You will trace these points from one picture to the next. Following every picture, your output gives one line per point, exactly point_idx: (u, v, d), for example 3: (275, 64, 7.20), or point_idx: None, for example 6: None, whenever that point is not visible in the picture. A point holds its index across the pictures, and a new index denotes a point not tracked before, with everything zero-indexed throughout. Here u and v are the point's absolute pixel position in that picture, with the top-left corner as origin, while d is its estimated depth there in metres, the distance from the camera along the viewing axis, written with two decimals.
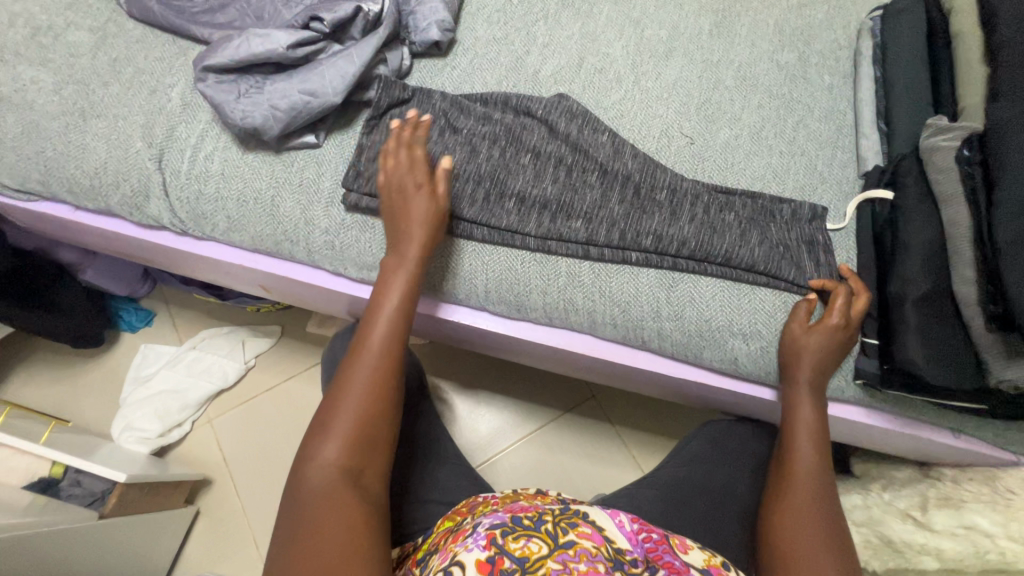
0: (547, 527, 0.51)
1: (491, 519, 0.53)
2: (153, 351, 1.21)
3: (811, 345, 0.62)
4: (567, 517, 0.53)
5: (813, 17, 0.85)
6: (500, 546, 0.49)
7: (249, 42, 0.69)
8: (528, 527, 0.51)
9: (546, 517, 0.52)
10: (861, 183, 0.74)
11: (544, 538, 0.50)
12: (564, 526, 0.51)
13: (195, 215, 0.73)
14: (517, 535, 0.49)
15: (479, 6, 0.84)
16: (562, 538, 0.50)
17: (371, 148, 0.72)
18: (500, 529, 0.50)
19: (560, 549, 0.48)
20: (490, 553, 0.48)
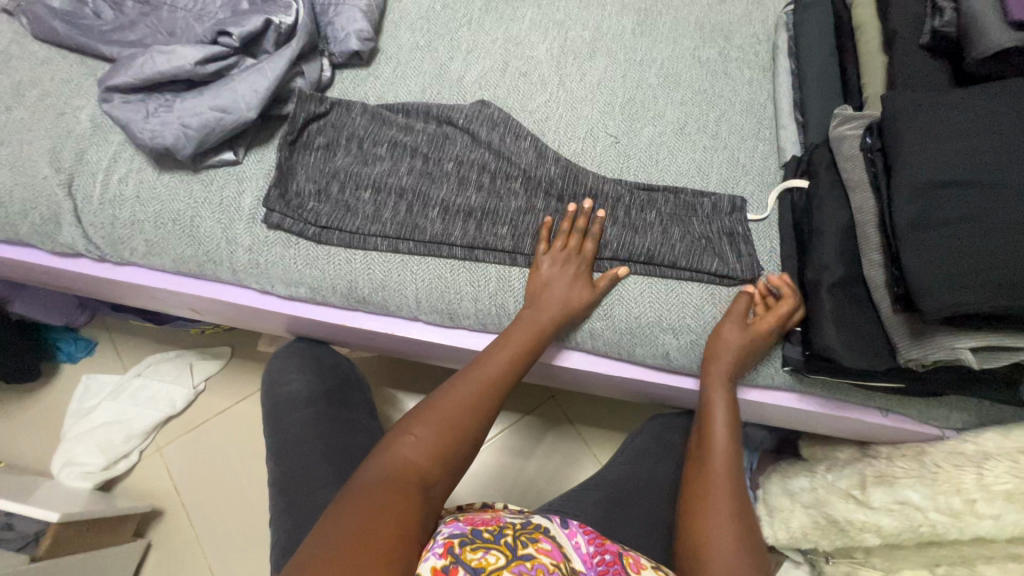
0: (507, 539, 0.48)
1: (451, 528, 0.50)
2: (95, 382, 1.17)
3: (731, 341, 0.64)
4: (527, 532, 0.51)
5: (732, 13, 0.87)
6: (457, 555, 0.46)
7: (154, 60, 0.67)
8: (487, 539, 0.48)
9: (506, 530, 0.50)
10: (782, 173, 0.75)
11: (502, 550, 0.47)
12: (523, 539, 0.49)
13: (111, 240, 0.71)
14: (475, 546, 0.47)
15: (402, 15, 0.84)
16: (521, 550, 0.47)
17: (292, 166, 0.71)
18: (459, 538, 0.48)
19: (517, 560, 0.46)
20: (447, 562, 0.45)
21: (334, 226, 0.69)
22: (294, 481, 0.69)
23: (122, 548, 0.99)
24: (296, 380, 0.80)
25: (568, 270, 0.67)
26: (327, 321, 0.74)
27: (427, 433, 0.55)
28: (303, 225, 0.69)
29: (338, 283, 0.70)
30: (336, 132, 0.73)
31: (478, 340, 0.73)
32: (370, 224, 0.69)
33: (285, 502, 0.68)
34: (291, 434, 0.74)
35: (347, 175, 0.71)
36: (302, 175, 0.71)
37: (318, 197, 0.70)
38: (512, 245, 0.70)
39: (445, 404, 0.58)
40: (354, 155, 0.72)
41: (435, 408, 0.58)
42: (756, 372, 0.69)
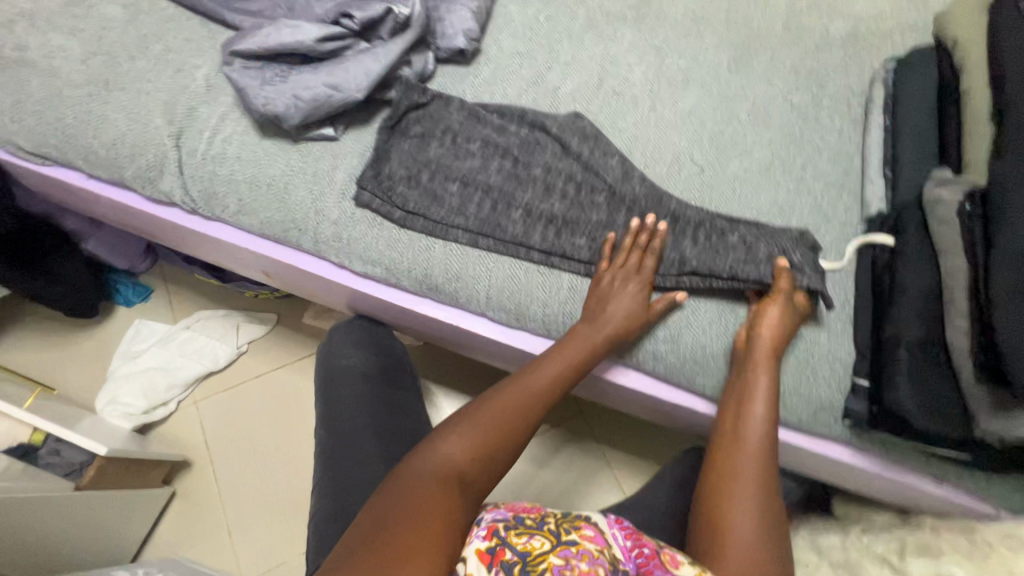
0: (550, 526, 0.51)
1: (496, 513, 0.53)
2: (146, 327, 1.20)
3: (774, 313, 0.64)
4: (570, 518, 0.53)
5: (828, 62, 0.87)
6: (502, 538, 0.50)
7: (279, 32, 0.70)
8: (530, 525, 0.51)
9: (548, 517, 0.53)
10: (863, 226, 0.75)
11: (546, 536, 0.50)
12: (566, 526, 0.52)
13: (206, 195, 0.74)
14: (520, 531, 0.50)
15: (506, 20, 0.87)
16: (565, 537, 0.50)
17: (388, 151, 0.74)
18: (503, 523, 0.51)
19: (562, 544, 0.49)
20: (492, 545, 0.49)
21: (419, 213, 0.72)
22: (342, 453, 0.71)
23: (152, 492, 1.02)
24: (355, 356, 0.82)
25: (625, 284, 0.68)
26: (395, 303, 0.75)
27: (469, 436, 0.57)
28: (390, 207, 0.72)
29: (415, 268, 0.72)
30: (433, 124, 0.76)
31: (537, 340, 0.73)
32: (453, 215, 0.72)
33: (331, 471, 0.70)
34: (343, 408, 0.76)
35: (438, 166, 0.74)
36: (395, 159, 0.74)
37: (408, 182, 0.72)
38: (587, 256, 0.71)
39: (483, 407, 0.60)
40: (446, 148, 0.75)
41: (478, 411, 0.59)
42: (815, 420, 0.69)
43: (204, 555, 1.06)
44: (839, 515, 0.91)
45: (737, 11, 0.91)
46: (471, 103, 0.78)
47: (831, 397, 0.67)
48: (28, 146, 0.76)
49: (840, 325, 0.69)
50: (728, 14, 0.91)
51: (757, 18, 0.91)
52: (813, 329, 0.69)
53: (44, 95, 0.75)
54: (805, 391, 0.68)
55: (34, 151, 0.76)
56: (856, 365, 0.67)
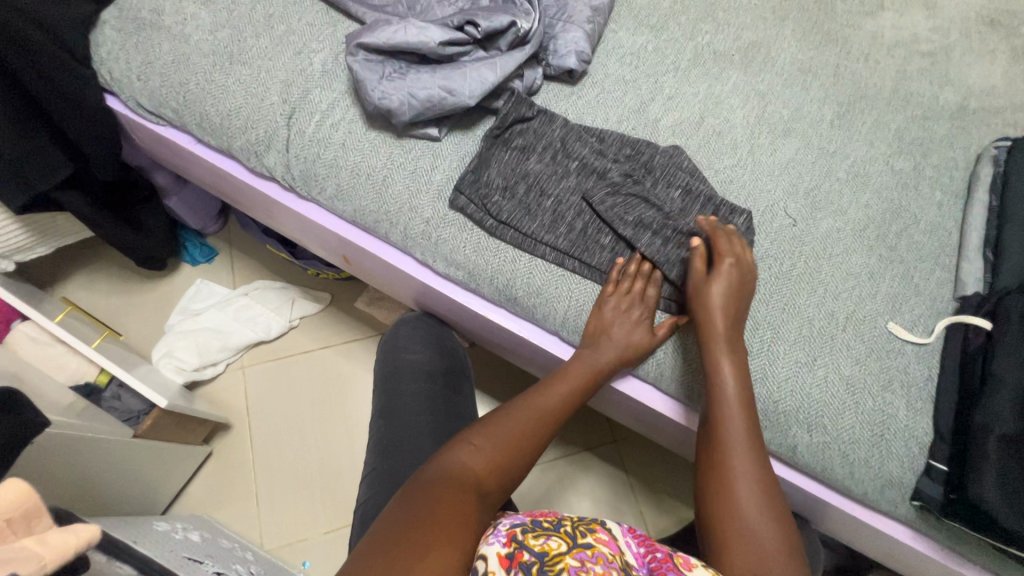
0: (566, 528, 0.51)
1: (512, 519, 0.53)
2: (207, 287, 1.24)
3: (717, 292, 0.65)
4: (584, 521, 0.53)
5: (936, 131, 0.86)
6: (520, 542, 0.48)
7: (406, 31, 0.72)
8: (547, 528, 0.51)
9: (565, 520, 0.52)
10: (955, 305, 0.73)
11: (563, 538, 0.50)
12: (582, 529, 0.51)
13: (306, 175, 0.76)
14: (537, 534, 0.49)
15: (614, 46, 0.87)
16: (580, 540, 0.50)
17: (489, 159, 0.74)
18: (521, 528, 0.51)
19: (578, 547, 0.49)
20: (511, 549, 0.48)
21: (511, 224, 0.72)
22: (397, 446, 0.71)
23: (192, 448, 1.04)
24: (418, 352, 0.83)
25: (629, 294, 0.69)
26: (470, 307, 0.76)
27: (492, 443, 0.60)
28: (483, 214, 0.73)
29: (497, 277, 0.72)
30: (534, 137, 0.76)
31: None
32: (544, 231, 0.72)
33: (385, 463, 0.71)
34: (402, 402, 0.76)
35: (535, 180, 0.74)
36: (494, 167, 0.74)
37: (504, 192, 0.73)
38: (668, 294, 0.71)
39: (509, 418, 0.62)
40: (545, 163, 0.75)
41: (504, 419, 0.62)
42: (881, 496, 0.66)
43: (229, 518, 1.08)
44: None
45: (846, 68, 0.90)
46: (573, 123, 0.78)
47: (902, 475, 0.65)
48: (148, 104, 0.79)
49: (921, 402, 0.68)
50: (837, 69, 0.90)
51: (866, 77, 0.90)
52: (892, 403, 0.67)
53: (171, 59, 0.79)
54: (875, 466, 0.66)
55: (152, 110, 0.80)
56: (933, 447, 0.65)
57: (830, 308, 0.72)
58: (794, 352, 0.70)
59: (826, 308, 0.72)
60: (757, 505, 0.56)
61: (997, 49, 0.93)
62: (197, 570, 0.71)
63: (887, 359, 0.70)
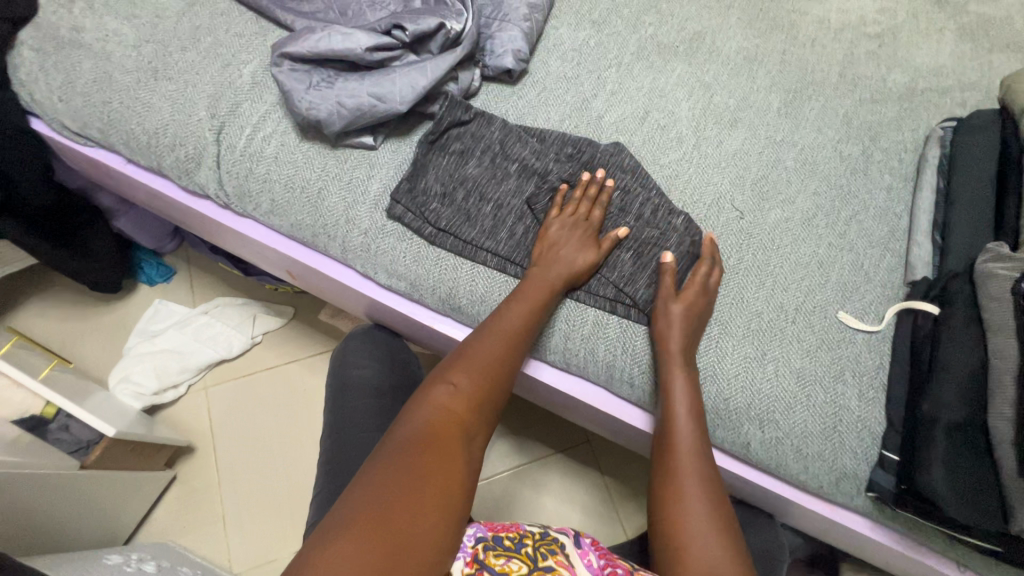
0: (528, 550, 0.54)
1: (478, 531, 0.56)
2: (165, 308, 1.21)
3: (678, 312, 0.65)
4: (547, 542, 0.56)
5: (883, 115, 0.85)
6: (482, 561, 0.53)
7: (330, 38, 0.70)
8: (508, 548, 0.54)
9: (527, 540, 0.56)
10: (906, 291, 0.72)
11: (523, 560, 0.54)
12: (544, 551, 0.54)
13: (239, 191, 0.74)
14: (499, 553, 0.54)
15: (555, 43, 0.86)
16: (542, 562, 0.53)
17: (427, 168, 0.73)
18: (484, 545, 0.55)
19: (538, 570, 0.52)
20: (473, 568, 0.52)
21: (451, 231, 0.70)
22: (346, 466, 0.70)
23: (153, 475, 1.02)
24: (369, 366, 0.81)
25: (574, 234, 0.69)
26: (416, 318, 0.74)
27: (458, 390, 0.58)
28: (421, 223, 0.71)
29: (439, 286, 0.71)
30: (472, 142, 0.75)
31: (552, 372, 0.73)
32: (484, 236, 0.70)
33: (333, 484, 0.69)
34: (352, 419, 0.74)
35: (475, 185, 0.73)
36: (433, 174, 0.73)
37: (443, 199, 0.72)
38: (612, 295, 0.69)
39: (471, 360, 0.61)
40: (485, 167, 0.74)
41: (465, 364, 0.60)
42: (837, 489, 0.65)
43: (196, 543, 1.05)
44: None
45: (793, 54, 0.89)
46: (513, 125, 0.77)
47: (856, 467, 0.64)
48: (73, 126, 0.77)
49: (872, 392, 0.67)
50: (783, 56, 0.89)
51: (813, 63, 0.89)
52: (844, 394, 0.66)
53: (94, 78, 0.76)
54: (830, 459, 0.65)
55: (77, 131, 0.77)
56: (886, 437, 0.64)
57: (779, 300, 0.71)
58: (743, 347, 0.69)
59: (775, 300, 0.71)
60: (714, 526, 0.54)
61: (945, 28, 0.92)
62: None
63: (838, 349, 0.69)
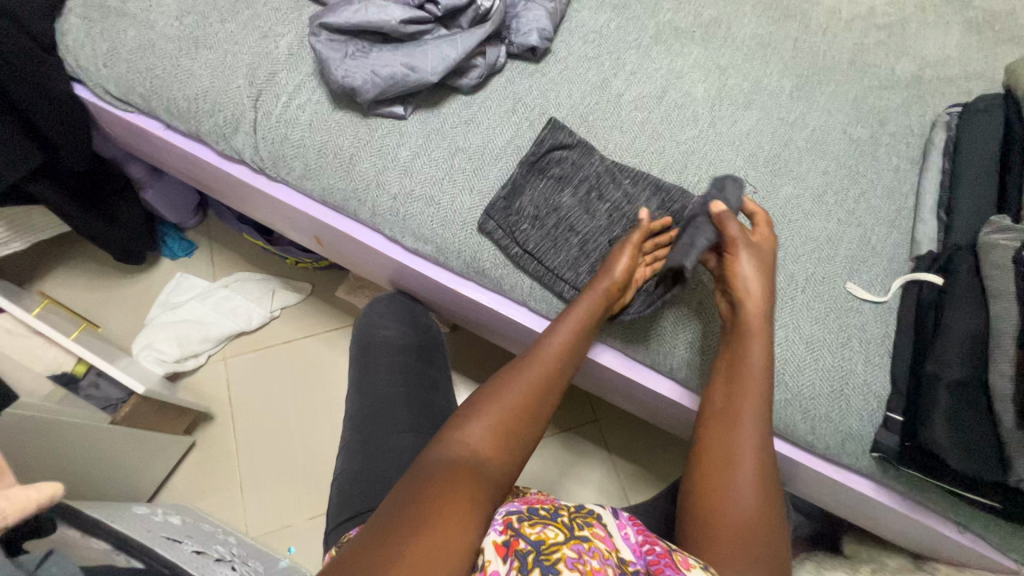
0: (564, 519, 0.50)
1: (509, 506, 0.52)
2: (187, 280, 1.25)
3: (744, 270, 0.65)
4: (582, 514, 0.52)
5: (891, 100, 0.88)
6: (516, 529, 0.48)
7: (366, 10, 0.73)
8: (544, 516, 0.50)
9: (562, 511, 0.51)
10: (911, 265, 0.75)
11: (559, 528, 0.49)
12: (580, 522, 0.50)
13: (275, 156, 0.77)
14: (534, 522, 0.49)
15: (578, 24, 0.89)
16: (578, 532, 0.49)
17: (466, 149, 0.77)
18: (517, 515, 0.50)
19: (575, 539, 0.48)
20: (507, 536, 0.47)
21: (536, 255, 0.72)
22: (372, 418, 0.73)
23: (174, 438, 1.05)
24: (392, 328, 0.83)
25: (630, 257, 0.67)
26: (440, 282, 0.78)
27: (495, 414, 0.57)
28: (510, 241, 0.72)
29: (464, 251, 0.74)
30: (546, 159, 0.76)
31: (614, 355, 0.76)
32: (562, 260, 0.72)
33: (360, 435, 0.72)
34: (376, 376, 0.78)
35: (566, 216, 0.74)
36: (527, 199, 0.74)
37: (534, 221, 0.73)
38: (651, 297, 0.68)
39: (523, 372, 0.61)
40: (576, 197, 0.75)
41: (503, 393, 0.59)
42: (842, 450, 0.68)
43: (214, 506, 1.08)
44: (849, 555, 0.91)
45: (805, 41, 0.93)
46: (613, 162, 0.77)
47: (862, 428, 0.67)
48: (116, 91, 0.80)
49: (878, 357, 0.70)
50: (796, 43, 0.92)
51: (825, 50, 0.92)
52: (851, 359, 0.69)
53: (137, 46, 0.80)
54: (836, 420, 0.68)
55: (120, 97, 0.81)
56: (890, 400, 0.67)
57: (789, 270, 0.74)
58: None
59: (786, 270, 0.74)
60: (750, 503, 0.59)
61: (951, 20, 0.95)
62: (174, 548, 0.72)
63: (845, 317, 0.72)
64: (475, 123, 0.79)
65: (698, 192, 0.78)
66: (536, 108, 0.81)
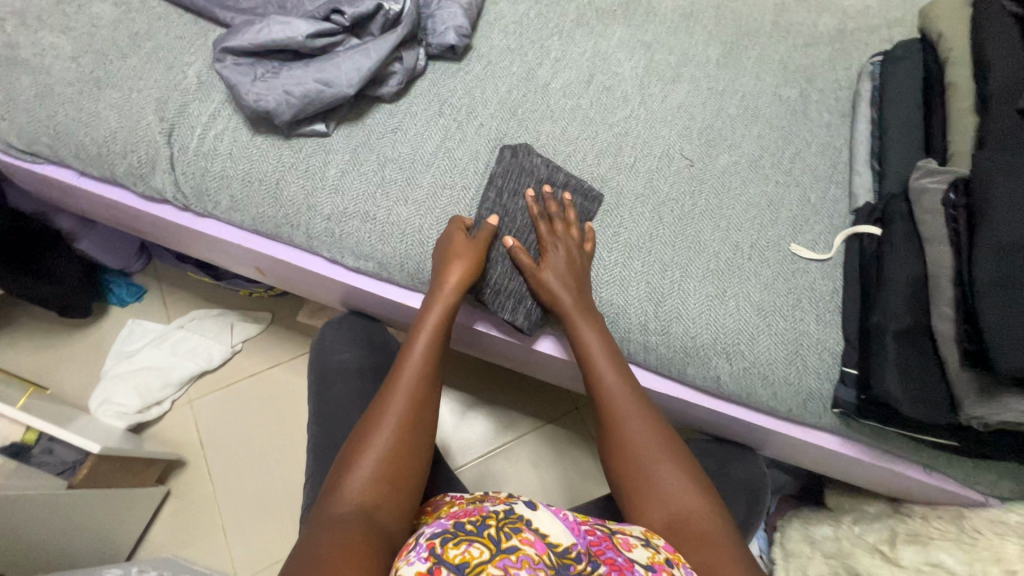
0: (490, 531, 0.45)
1: (434, 528, 0.47)
2: (139, 326, 1.20)
3: (552, 268, 0.69)
4: (510, 519, 0.47)
5: (816, 57, 0.88)
6: (438, 556, 0.43)
7: (270, 29, 0.71)
8: (469, 531, 0.45)
9: (489, 520, 0.47)
10: (851, 219, 0.76)
11: (486, 543, 0.45)
12: (508, 530, 0.46)
13: (198, 191, 0.74)
14: (458, 541, 0.44)
15: (497, 16, 0.87)
16: (505, 543, 0.44)
17: (394, 159, 0.75)
18: (441, 537, 0.45)
19: (501, 553, 0.43)
20: (431, 564, 0.43)
21: (506, 294, 0.72)
22: (336, 447, 0.72)
23: (145, 492, 1.01)
24: (349, 351, 0.82)
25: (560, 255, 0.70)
26: (387, 297, 0.76)
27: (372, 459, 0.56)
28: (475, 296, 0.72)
29: (406, 262, 0.72)
30: (471, 164, 0.76)
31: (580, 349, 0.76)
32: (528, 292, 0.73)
33: (325, 465, 0.70)
34: (336, 403, 0.76)
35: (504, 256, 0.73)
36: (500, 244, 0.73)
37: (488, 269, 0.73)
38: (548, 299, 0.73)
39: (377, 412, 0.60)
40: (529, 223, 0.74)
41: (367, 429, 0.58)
42: (804, 410, 0.69)
43: (197, 553, 1.05)
44: (830, 507, 0.93)
45: (727, 7, 0.92)
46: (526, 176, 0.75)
47: (820, 387, 0.68)
48: (19, 144, 0.76)
49: (829, 315, 0.70)
50: (718, 10, 0.92)
51: (746, 14, 0.92)
52: (803, 320, 0.70)
53: (35, 93, 0.75)
54: (795, 381, 0.68)
55: (24, 149, 0.76)
56: (844, 354, 0.68)
57: (734, 240, 0.74)
58: (704, 287, 0.71)
59: (731, 239, 0.74)
60: (676, 474, 0.58)
61: None
62: None
63: (793, 279, 0.72)
64: (402, 131, 0.77)
65: (636, 171, 0.78)
66: (463, 108, 0.79)
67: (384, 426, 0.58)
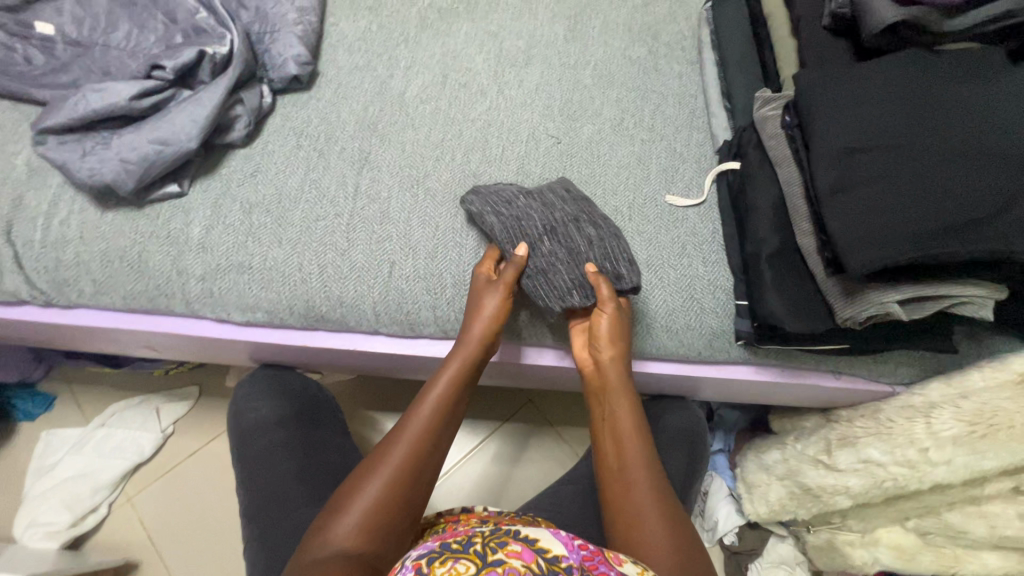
0: (476, 546, 0.44)
1: (419, 549, 0.46)
2: (54, 436, 1.12)
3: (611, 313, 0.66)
4: (498, 534, 0.46)
5: (657, 12, 0.91)
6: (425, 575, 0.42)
7: (86, 99, 0.67)
8: (455, 549, 0.44)
9: (476, 537, 0.46)
10: (717, 158, 0.79)
11: (473, 559, 0.43)
12: (494, 543, 0.44)
13: (56, 284, 0.70)
14: (442, 559, 0.43)
15: (340, 37, 0.86)
16: (492, 557, 0.43)
17: (260, 203, 0.73)
18: (425, 557, 0.44)
19: (488, 568, 0.42)
20: None
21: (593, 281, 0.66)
22: (268, 507, 0.69)
23: None
24: (265, 405, 0.79)
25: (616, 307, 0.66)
26: (289, 343, 0.74)
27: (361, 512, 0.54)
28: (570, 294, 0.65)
29: (295, 303, 0.70)
30: (340, 190, 0.74)
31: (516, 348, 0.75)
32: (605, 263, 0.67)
33: (259, 528, 0.68)
34: (262, 463, 0.73)
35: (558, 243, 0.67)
36: (535, 250, 0.67)
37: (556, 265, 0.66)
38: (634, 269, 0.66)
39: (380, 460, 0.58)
40: (547, 214, 0.69)
41: (364, 478, 0.57)
42: (713, 350, 0.71)
43: None
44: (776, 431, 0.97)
45: None
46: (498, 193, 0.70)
47: (720, 324, 0.70)
48: None
49: (714, 255, 0.73)
50: None
51: None
52: (691, 266, 0.72)
53: None
54: (697, 325, 0.70)
55: None
56: (735, 288, 0.70)
57: (613, 205, 0.76)
58: None
59: (610, 205, 0.76)
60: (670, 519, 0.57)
61: None
62: None
63: (675, 228, 0.74)
64: (262, 173, 0.74)
65: (506, 160, 0.78)
66: (321, 135, 0.78)
67: (382, 471, 0.57)
